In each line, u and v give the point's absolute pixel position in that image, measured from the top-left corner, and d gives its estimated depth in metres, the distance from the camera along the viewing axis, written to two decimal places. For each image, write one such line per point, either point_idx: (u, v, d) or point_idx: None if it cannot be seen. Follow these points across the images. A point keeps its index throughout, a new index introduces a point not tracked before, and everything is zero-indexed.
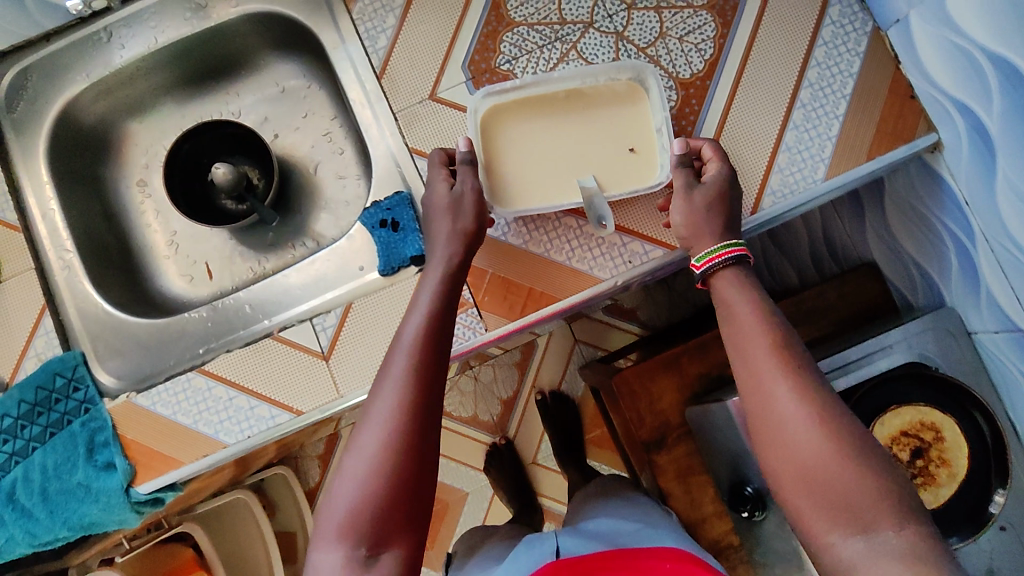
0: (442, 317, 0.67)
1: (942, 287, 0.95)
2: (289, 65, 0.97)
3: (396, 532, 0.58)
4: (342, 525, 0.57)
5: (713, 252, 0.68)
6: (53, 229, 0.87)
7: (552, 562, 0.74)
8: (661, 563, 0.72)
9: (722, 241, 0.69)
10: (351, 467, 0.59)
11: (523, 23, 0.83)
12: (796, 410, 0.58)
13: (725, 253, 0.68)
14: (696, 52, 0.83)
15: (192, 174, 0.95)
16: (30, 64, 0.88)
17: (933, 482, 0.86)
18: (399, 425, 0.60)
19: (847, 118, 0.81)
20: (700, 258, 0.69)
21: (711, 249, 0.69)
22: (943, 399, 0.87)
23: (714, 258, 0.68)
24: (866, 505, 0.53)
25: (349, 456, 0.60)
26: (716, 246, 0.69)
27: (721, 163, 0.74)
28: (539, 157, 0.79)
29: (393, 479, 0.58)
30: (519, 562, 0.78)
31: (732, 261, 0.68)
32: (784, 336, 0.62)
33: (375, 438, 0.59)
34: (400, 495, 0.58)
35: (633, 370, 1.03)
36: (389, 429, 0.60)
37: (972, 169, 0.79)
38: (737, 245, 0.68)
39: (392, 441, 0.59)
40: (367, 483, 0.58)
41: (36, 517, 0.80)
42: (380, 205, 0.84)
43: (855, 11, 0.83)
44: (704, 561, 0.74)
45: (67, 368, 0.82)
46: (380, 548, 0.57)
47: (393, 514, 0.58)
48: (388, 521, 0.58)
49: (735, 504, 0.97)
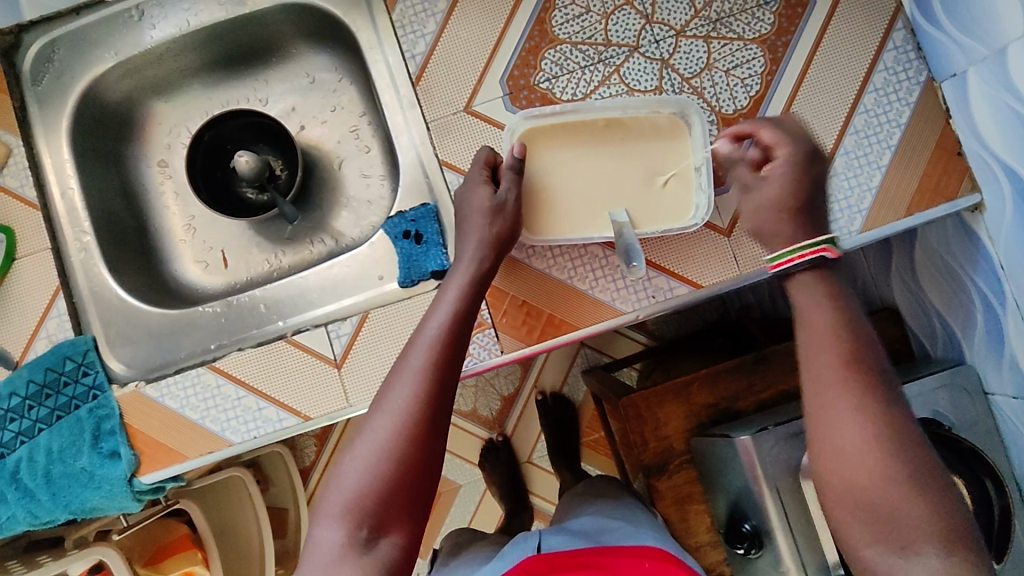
0: (465, 316, 0.67)
1: (963, 344, 0.90)
2: (321, 57, 0.94)
3: (397, 517, 0.58)
4: (346, 505, 0.57)
5: (793, 251, 0.62)
6: (71, 208, 0.86)
7: (535, 554, 0.75)
8: (640, 560, 0.72)
9: (807, 240, 0.62)
10: (361, 450, 0.60)
11: (567, 41, 0.81)
12: (817, 447, 0.57)
13: (803, 255, 0.62)
14: (742, 87, 0.80)
15: (215, 161, 0.93)
16: (59, 38, 0.86)
17: None
18: (413, 413, 0.60)
19: (890, 170, 0.79)
20: (774, 258, 0.63)
21: (791, 249, 0.62)
22: (958, 464, 0.82)
23: (793, 259, 0.62)
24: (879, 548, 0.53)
25: (359, 439, 0.61)
26: (796, 246, 0.62)
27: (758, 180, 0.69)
28: (572, 185, 0.77)
29: (401, 466, 0.58)
30: (504, 558, 0.79)
31: (816, 261, 0.62)
32: None
33: (389, 423, 0.60)
34: (406, 481, 0.58)
35: (643, 394, 1.00)
36: (404, 417, 0.60)
37: (1014, 231, 0.75)
38: (820, 245, 0.62)
39: (403, 430, 0.59)
40: (375, 467, 0.58)
41: (38, 498, 0.81)
42: (405, 216, 0.83)
43: (911, 58, 0.80)
44: (683, 564, 0.74)
45: (78, 353, 0.82)
46: (380, 532, 0.57)
47: (397, 499, 0.58)
48: (391, 506, 0.58)
49: (731, 538, 0.92)
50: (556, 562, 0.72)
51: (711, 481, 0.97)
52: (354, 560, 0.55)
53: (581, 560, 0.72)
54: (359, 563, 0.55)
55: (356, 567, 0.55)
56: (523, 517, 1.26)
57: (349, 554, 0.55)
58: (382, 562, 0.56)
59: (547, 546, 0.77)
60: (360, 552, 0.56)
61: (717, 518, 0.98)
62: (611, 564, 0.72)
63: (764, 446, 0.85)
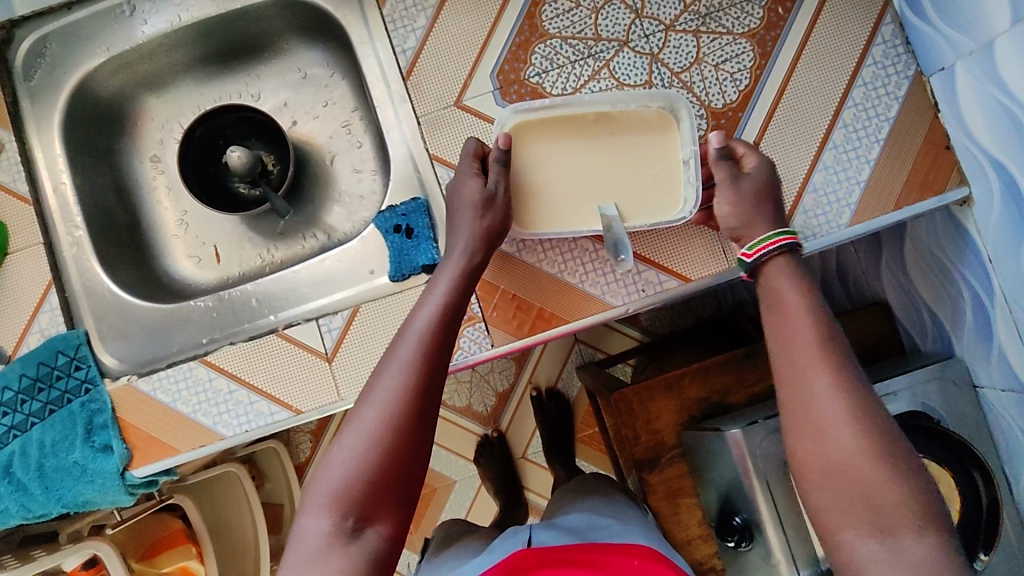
0: (455, 309, 0.68)
1: (953, 338, 0.89)
2: (313, 52, 0.94)
3: (384, 507, 0.58)
4: (332, 496, 0.57)
5: (766, 239, 0.67)
6: (64, 204, 0.87)
7: (523, 549, 0.75)
8: (628, 559, 0.72)
9: (774, 230, 0.69)
10: (348, 441, 0.60)
11: (557, 36, 0.81)
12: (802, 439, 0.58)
13: (779, 240, 0.67)
14: (731, 81, 0.81)
15: (207, 155, 0.93)
16: (50, 33, 0.87)
17: None
18: (401, 404, 0.60)
19: (879, 163, 0.79)
20: (752, 246, 0.68)
21: (764, 237, 0.68)
22: (946, 454, 0.83)
23: (767, 245, 0.67)
24: (857, 535, 0.54)
25: (347, 430, 0.61)
26: (767, 235, 0.68)
27: (758, 156, 0.73)
28: (562, 181, 0.77)
29: (387, 457, 0.59)
30: (495, 552, 0.79)
31: (786, 249, 0.67)
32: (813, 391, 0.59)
33: (377, 414, 0.60)
34: (392, 472, 0.59)
35: (635, 388, 1.00)
36: (391, 409, 0.60)
37: (1002, 224, 0.75)
38: (789, 233, 0.67)
39: (391, 421, 0.60)
40: (362, 457, 0.58)
41: (31, 492, 0.81)
42: (395, 210, 0.83)
43: (899, 52, 0.81)
44: (667, 558, 0.75)
45: (70, 347, 0.82)
46: (367, 522, 0.57)
47: (383, 490, 0.58)
48: (377, 496, 0.58)
49: (722, 532, 0.93)
50: (545, 555, 0.72)
51: (703, 474, 0.97)
52: (340, 550, 0.55)
53: (571, 556, 0.72)
54: (344, 553, 0.55)
55: (342, 558, 0.55)
56: (518, 512, 1.25)
57: (335, 544, 0.56)
58: (368, 553, 0.56)
59: (535, 541, 0.78)
60: (345, 542, 0.56)
61: (708, 512, 0.98)
62: (598, 560, 0.72)
63: (754, 440, 0.86)
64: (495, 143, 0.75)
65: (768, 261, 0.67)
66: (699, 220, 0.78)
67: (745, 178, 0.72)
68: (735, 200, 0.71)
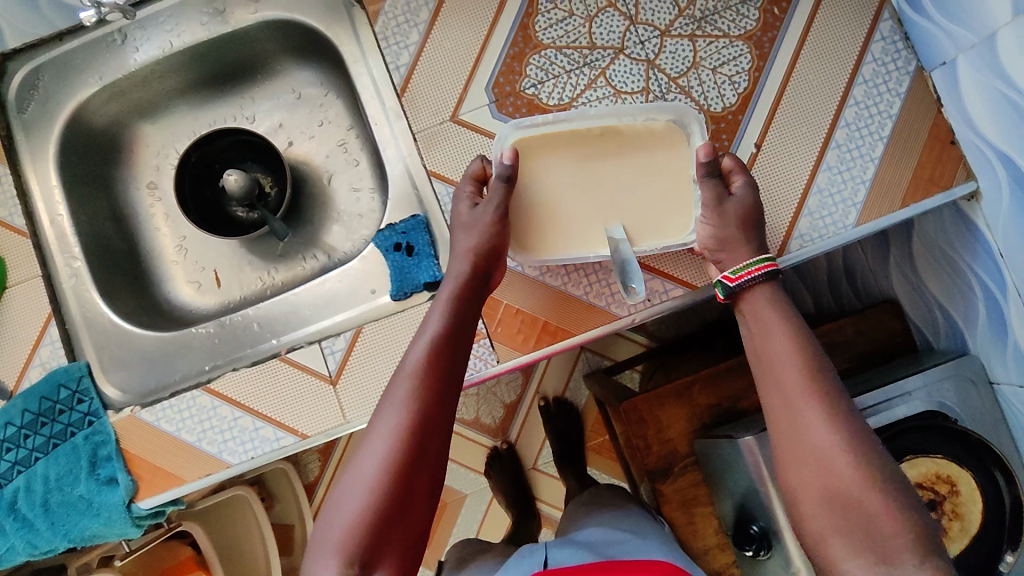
0: (452, 336, 0.67)
1: (967, 335, 0.87)
2: (307, 72, 0.94)
3: (392, 545, 0.57)
4: (343, 535, 0.56)
5: (750, 266, 0.67)
6: (61, 235, 0.86)
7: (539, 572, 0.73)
8: None
9: (754, 257, 0.69)
10: (353, 482, 0.59)
11: (551, 46, 0.81)
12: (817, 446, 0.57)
13: (760, 268, 0.67)
14: (730, 84, 0.80)
15: (203, 180, 0.93)
16: (42, 64, 0.86)
17: (958, 514, 0.81)
18: (403, 440, 0.59)
19: (883, 162, 0.78)
20: (735, 271, 0.68)
21: (746, 264, 0.68)
22: (964, 454, 0.81)
23: (750, 273, 0.67)
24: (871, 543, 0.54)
25: (351, 470, 0.60)
26: (749, 261, 0.68)
27: (745, 176, 0.73)
28: (565, 197, 0.76)
29: (392, 495, 0.57)
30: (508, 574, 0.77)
31: (768, 276, 0.67)
32: (825, 399, 0.59)
33: (380, 452, 0.59)
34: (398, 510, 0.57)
35: (644, 397, 0.99)
36: (393, 445, 0.59)
37: (1013, 219, 0.74)
38: (771, 260, 0.68)
39: (394, 459, 0.58)
40: (366, 497, 0.57)
41: (37, 528, 0.80)
42: (395, 228, 0.82)
43: (899, 48, 0.79)
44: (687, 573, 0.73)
45: (72, 379, 0.81)
46: (376, 563, 0.56)
47: (390, 528, 0.57)
48: (385, 535, 0.57)
49: (739, 541, 0.89)
50: None
51: (717, 482, 0.95)
52: None
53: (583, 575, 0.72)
54: None
55: None
56: (530, 526, 1.25)
57: None
58: None
59: (552, 562, 0.76)
60: None
61: (724, 520, 0.97)
62: None
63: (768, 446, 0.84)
64: (500, 158, 0.72)
65: (751, 286, 0.68)
66: (698, 252, 0.76)
67: (731, 200, 0.71)
68: (737, 213, 0.70)
